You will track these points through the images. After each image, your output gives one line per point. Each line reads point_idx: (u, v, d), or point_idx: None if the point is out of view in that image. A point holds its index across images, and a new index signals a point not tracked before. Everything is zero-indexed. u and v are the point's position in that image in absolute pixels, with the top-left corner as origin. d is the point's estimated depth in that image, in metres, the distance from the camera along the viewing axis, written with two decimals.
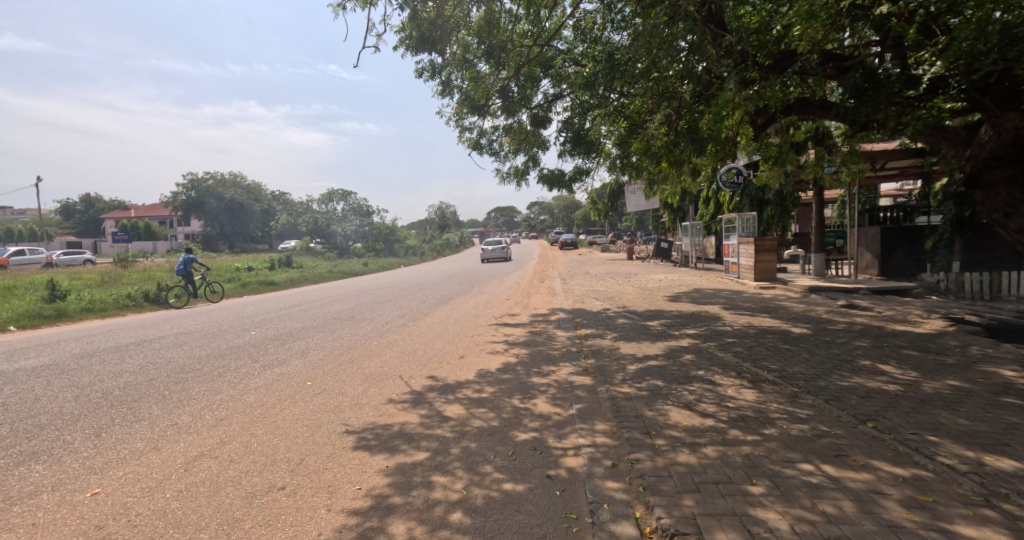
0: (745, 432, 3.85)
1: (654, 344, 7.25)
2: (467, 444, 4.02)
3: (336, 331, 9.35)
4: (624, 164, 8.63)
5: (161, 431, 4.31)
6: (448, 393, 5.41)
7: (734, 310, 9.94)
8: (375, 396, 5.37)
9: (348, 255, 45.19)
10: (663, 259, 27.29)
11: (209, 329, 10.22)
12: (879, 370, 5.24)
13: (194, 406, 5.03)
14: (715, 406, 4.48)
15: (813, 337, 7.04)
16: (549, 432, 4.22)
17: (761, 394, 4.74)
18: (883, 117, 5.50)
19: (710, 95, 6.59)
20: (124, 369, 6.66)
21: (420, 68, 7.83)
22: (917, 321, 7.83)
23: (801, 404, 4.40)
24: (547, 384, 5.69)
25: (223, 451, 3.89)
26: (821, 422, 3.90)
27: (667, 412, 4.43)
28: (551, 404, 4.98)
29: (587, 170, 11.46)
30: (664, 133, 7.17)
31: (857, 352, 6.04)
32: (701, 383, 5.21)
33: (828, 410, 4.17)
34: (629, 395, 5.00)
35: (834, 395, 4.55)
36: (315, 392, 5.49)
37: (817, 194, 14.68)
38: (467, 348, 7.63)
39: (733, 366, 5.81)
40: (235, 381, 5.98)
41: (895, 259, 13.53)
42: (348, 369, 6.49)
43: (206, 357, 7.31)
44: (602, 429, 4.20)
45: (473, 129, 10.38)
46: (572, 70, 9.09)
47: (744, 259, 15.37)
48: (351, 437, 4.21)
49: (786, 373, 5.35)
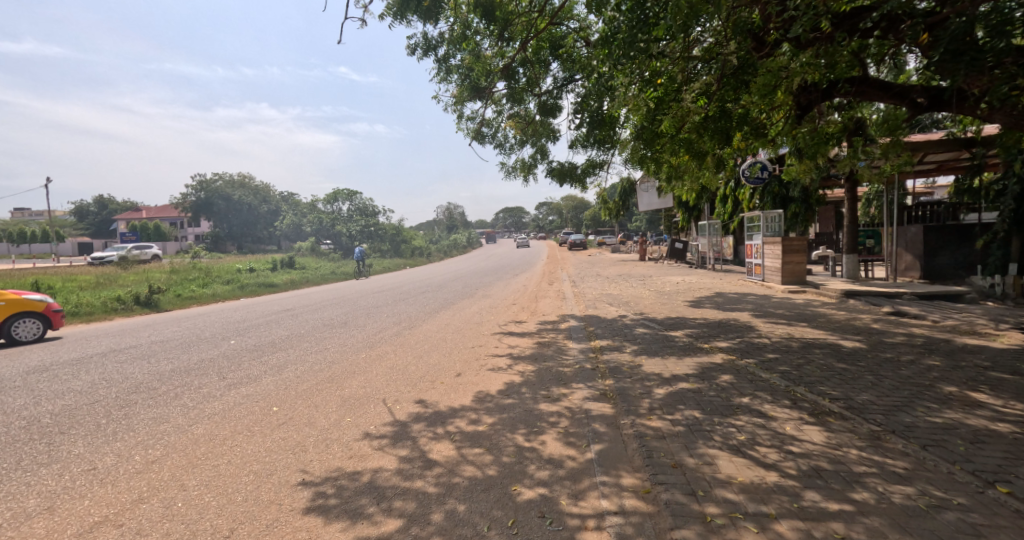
0: (828, 498, 2.84)
1: (682, 361, 6.21)
2: (454, 507, 3.04)
3: (323, 341, 8.43)
4: (647, 155, 7.62)
5: (68, 481, 3.35)
6: (437, 425, 4.45)
7: (767, 318, 8.87)
8: (348, 428, 4.42)
9: (354, 256, 44.12)
10: (678, 260, 26.15)
11: (189, 337, 9.33)
12: (974, 402, 4.18)
13: (127, 441, 4.09)
14: (777, 453, 3.47)
15: (871, 354, 5.97)
16: (561, 489, 3.23)
17: (831, 434, 3.71)
18: (986, 83, 4.49)
19: (758, 62, 5.82)
20: (70, 388, 5.77)
21: (411, 49, 6.85)
22: (989, 334, 6.73)
23: (890, 450, 3.38)
24: (557, 413, 4.71)
25: (135, 514, 2.93)
26: (931, 484, 2.88)
27: (714, 460, 3.42)
28: (563, 443, 3.99)
29: (600, 162, 10.47)
30: (701, 109, 6.30)
31: (933, 375, 4.98)
32: (750, 417, 4.20)
33: (933, 462, 3.14)
34: (660, 432, 4.00)
35: (930, 437, 3.52)
36: (277, 423, 4.55)
37: (848, 189, 13.54)
38: (465, 364, 6.66)
39: (784, 392, 4.78)
40: (189, 406, 5.05)
41: (940, 260, 12.43)
42: (326, 391, 5.55)
43: (169, 374, 6.41)
44: (631, 486, 3.21)
45: (474, 117, 9.42)
46: (586, 50, 8.11)
47: (769, 261, 14.24)
48: (306, 492, 3.25)
49: (854, 402, 4.33)
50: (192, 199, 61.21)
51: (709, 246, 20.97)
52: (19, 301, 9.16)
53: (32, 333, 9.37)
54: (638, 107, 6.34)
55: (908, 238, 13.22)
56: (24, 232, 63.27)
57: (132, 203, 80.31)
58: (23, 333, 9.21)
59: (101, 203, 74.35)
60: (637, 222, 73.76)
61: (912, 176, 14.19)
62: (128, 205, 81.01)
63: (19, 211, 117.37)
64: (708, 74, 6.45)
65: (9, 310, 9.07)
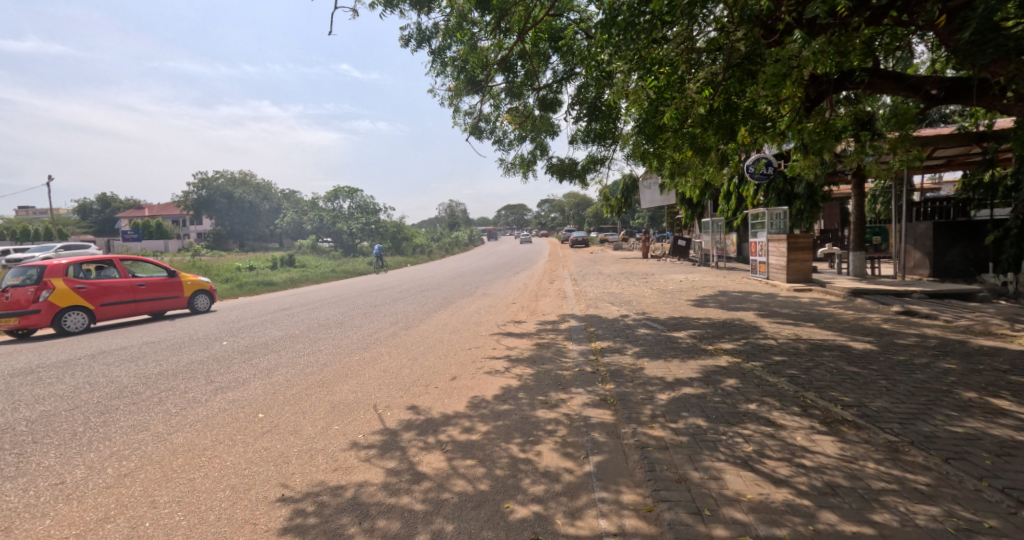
0: (846, 519, 2.61)
1: (685, 364, 5.97)
2: (441, 527, 2.83)
3: (317, 343, 8.23)
4: (650, 149, 7.39)
5: (31, 498, 3.14)
6: (428, 434, 4.23)
7: (773, 317, 8.63)
8: (334, 437, 4.21)
9: (354, 254, 43.86)
10: (681, 258, 25.86)
11: (181, 338, 9.14)
12: (996, 409, 3.95)
13: (102, 452, 3.88)
14: (788, 468, 3.24)
15: (883, 356, 5.72)
16: (556, 506, 3.01)
17: (845, 446, 3.47)
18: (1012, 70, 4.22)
19: (767, 49, 5.58)
20: (52, 392, 5.57)
21: (404, 41, 6.62)
22: (1005, 335, 6.47)
23: (910, 464, 3.15)
24: (555, 420, 4.49)
25: (100, 534, 2.72)
26: (958, 504, 2.65)
27: (721, 475, 3.20)
28: (560, 454, 3.77)
29: (601, 158, 10.21)
30: (706, 99, 6.07)
31: (950, 380, 4.74)
32: (758, 425, 3.98)
33: (957, 478, 2.91)
34: (663, 443, 3.78)
35: (951, 449, 3.29)
36: (261, 431, 4.34)
37: (855, 185, 13.24)
38: (460, 367, 6.45)
39: (793, 398, 4.55)
40: (172, 412, 4.84)
41: (949, 257, 12.17)
42: (316, 396, 5.34)
43: (156, 377, 6.21)
44: (632, 503, 2.99)
45: (471, 112, 9.18)
46: (587, 42, 7.86)
47: (774, 258, 13.97)
48: (284, 509, 3.04)
49: (868, 410, 4.09)
50: (194, 197, 61.19)
51: (713, 243, 20.68)
52: (199, 282, 12.80)
53: (204, 305, 13.11)
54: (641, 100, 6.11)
55: (916, 234, 12.83)
56: (27, 230, 63.28)
57: (136, 201, 80.60)
58: (199, 305, 12.95)
59: (104, 201, 74.45)
60: (640, 220, 73.44)
61: (921, 171, 13.89)
62: (130, 203, 81.09)
63: (23, 209, 117.94)
64: (713, 65, 6.22)
65: (192, 288, 12.76)
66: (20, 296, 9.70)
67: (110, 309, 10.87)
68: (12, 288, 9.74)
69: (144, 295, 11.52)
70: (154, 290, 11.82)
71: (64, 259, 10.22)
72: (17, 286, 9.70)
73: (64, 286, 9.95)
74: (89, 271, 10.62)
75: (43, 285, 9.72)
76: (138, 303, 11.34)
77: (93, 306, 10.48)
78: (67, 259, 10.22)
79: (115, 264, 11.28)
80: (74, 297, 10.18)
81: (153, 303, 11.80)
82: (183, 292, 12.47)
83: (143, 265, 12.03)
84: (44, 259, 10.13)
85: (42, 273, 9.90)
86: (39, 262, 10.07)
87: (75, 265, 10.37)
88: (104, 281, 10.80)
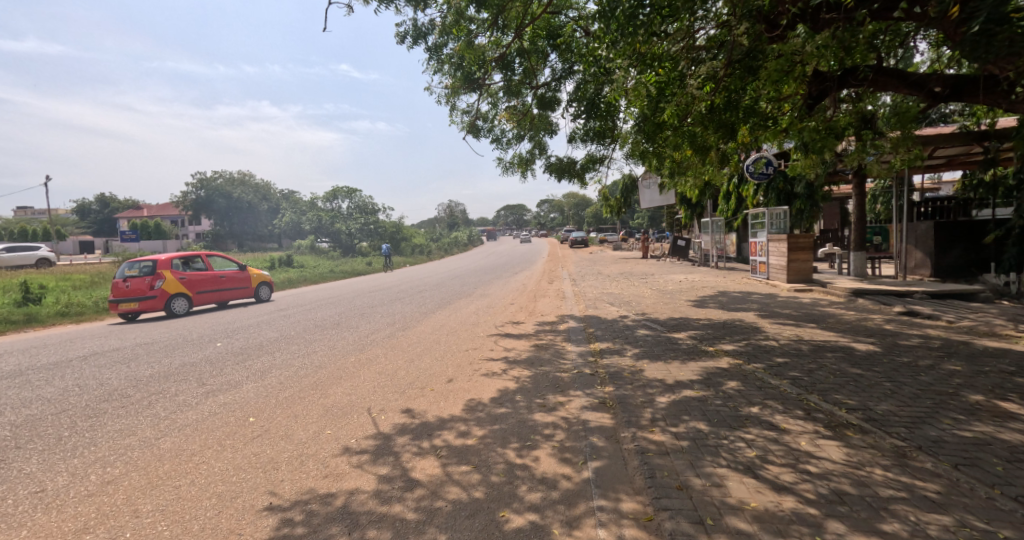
0: (854, 529, 2.50)
1: (686, 366, 5.87)
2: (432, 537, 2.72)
3: (312, 344, 8.12)
4: (649, 149, 7.32)
5: (8, 508, 3.02)
6: (422, 439, 4.13)
7: (774, 318, 8.54)
8: (326, 442, 4.10)
9: (352, 254, 43.70)
10: (681, 258, 25.78)
11: (175, 340, 9.02)
12: (1005, 413, 3.84)
13: (85, 458, 3.76)
14: (793, 474, 3.14)
15: (887, 358, 5.62)
16: (553, 515, 2.91)
17: (851, 451, 3.37)
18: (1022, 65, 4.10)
19: (769, 45, 5.49)
20: (40, 396, 5.46)
21: (400, 38, 6.51)
22: (1010, 335, 6.37)
23: (919, 470, 3.04)
24: (553, 424, 4.39)
25: None
26: (970, 514, 2.55)
27: (724, 482, 3.09)
28: (557, 459, 3.67)
29: (600, 157, 10.13)
30: (707, 96, 6.05)
31: (956, 382, 4.64)
32: (760, 429, 3.87)
33: (968, 485, 2.81)
34: (663, 448, 3.68)
35: (961, 454, 3.18)
36: (252, 436, 4.23)
37: (856, 184, 13.15)
38: (457, 368, 6.35)
39: (796, 401, 4.44)
40: (161, 416, 4.73)
41: (950, 258, 12.09)
42: (309, 399, 5.23)
43: (147, 379, 6.09)
44: (632, 512, 2.88)
45: (469, 110, 9.10)
46: (586, 39, 7.76)
47: (774, 258, 13.88)
48: (271, 518, 2.93)
49: (874, 413, 3.99)
50: (193, 198, 61.13)
51: (713, 243, 20.60)
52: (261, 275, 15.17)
53: (264, 294, 15.49)
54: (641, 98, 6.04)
55: (917, 234, 12.75)
56: (25, 230, 63.11)
57: (134, 202, 80.52)
58: (262, 294, 15.32)
59: (103, 202, 74.34)
60: (639, 221, 73.45)
61: (922, 171, 13.80)
62: (129, 204, 80.96)
63: (22, 209, 117.75)
64: (714, 63, 6.15)
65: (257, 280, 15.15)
66: (138, 284, 12.18)
67: (201, 296, 13.40)
68: (130, 279, 12.15)
69: (224, 285, 13.93)
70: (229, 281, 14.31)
71: (165, 255, 12.67)
72: (134, 276, 12.16)
73: (171, 276, 12.46)
74: (185, 265, 13.12)
75: (156, 276, 12.21)
76: (221, 291, 13.79)
77: (191, 292, 12.97)
78: (169, 255, 12.71)
79: (201, 259, 13.75)
80: (177, 284, 12.64)
81: (230, 293, 14.21)
82: (251, 283, 14.88)
83: (217, 260, 14.44)
84: (153, 255, 12.58)
85: (152, 267, 12.40)
86: (150, 258, 12.53)
87: (174, 260, 12.88)
88: (196, 273, 13.29)
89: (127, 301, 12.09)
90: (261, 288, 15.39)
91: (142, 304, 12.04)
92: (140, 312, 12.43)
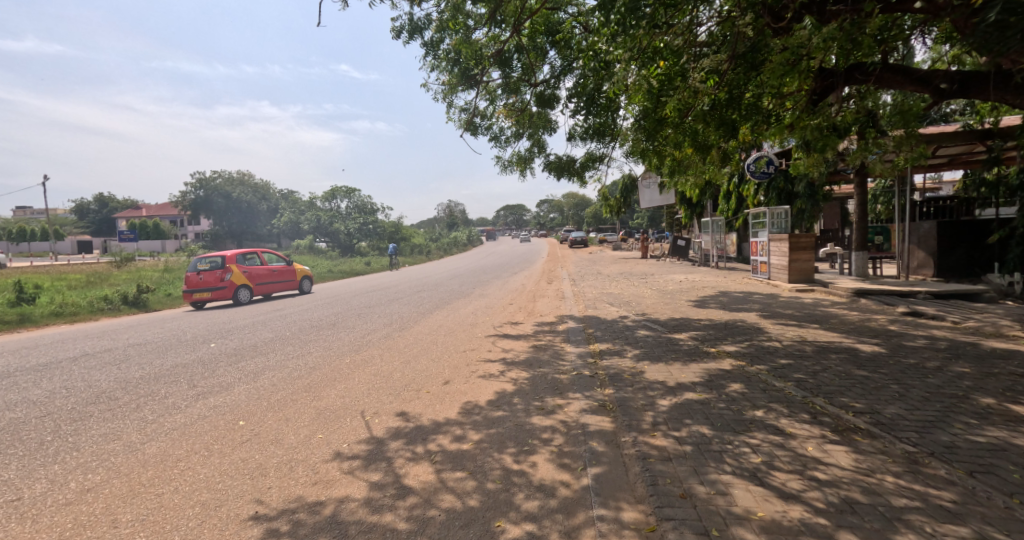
0: None
1: (687, 367, 5.75)
2: None
3: (308, 345, 7.99)
4: (649, 146, 7.20)
5: None
6: (417, 444, 4.00)
7: (776, 318, 8.42)
8: (317, 447, 3.97)
9: (351, 254, 43.54)
10: (681, 258, 25.67)
11: (169, 340, 8.89)
12: (1018, 417, 3.72)
13: (66, 464, 3.63)
14: (800, 481, 3.01)
15: (893, 359, 5.50)
16: (551, 525, 2.78)
17: (860, 457, 3.24)
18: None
19: (773, 38, 5.38)
20: (26, 398, 5.33)
21: (397, 33, 6.38)
22: (1018, 337, 6.25)
23: (933, 477, 2.92)
24: (551, 428, 4.26)
25: None
26: (989, 525, 2.42)
27: (729, 490, 2.96)
28: (556, 465, 3.54)
29: (600, 155, 10.01)
30: (711, 89, 6.03)
31: (965, 385, 4.51)
32: (765, 434, 3.75)
33: (985, 494, 2.68)
34: (665, 453, 3.55)
35: (976, 461, 3.06)
36: (241, 440, 4.09)
37: (857, 183, 13.05)
38: (454, 370, 6.22)
39: (801, 404, 4.32)
40: (149, 419, 4.60)
41: (952, 258, 11.98)
42: (302, 401, 5.11)
43: (137, 381, 5.96)
44: (633, 522, 2.75)
45: (467, 108, 8.97)
46: (585, 35, 7.64)
47: (775, 258, 13.77)
48: (256, 529, 2.81)
49: (883, 417, 3.87)
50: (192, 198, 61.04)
51: (713, 243, 20.47)
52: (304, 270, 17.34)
53: (306, 287, 17.57)
54: (643, 93, 5.93)
55: (920, 233, 12.65)
56: (24, 230, 62.99)
57: (133, 202, 80.45)
58: (305, 286, 17.43)
59: (102, 202, 74.24)
60: (639, 221, 73.38)
61: (924, 170, 13.68)
62: (129, 204, 80.92)
63: (22, 210, 117.76)
64: (716, 57, 6.05)
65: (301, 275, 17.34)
66: (210, 276, 14.39)
67: (260, 287, 15.65)
68: (204, 272, 14.37)
69: (277, 278, 16.17)
70: (280, 274, 16.53)
71: (230, 252, 14.91)
72: (206, 270, 14.36)
73: (237, 269, 14.66)
74: (246, 261, 15.36)
75: (224, 269, 14.42)
76: (274, 283, 16.00)
77: (252, 284, 15.21)
78: (233, 252, 14.93)
79: (257, 256, 16.00)
80: (241, 277, 14.85)
81: (281, 285, 16.42)
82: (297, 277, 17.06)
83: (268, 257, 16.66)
84: (221, 252, 14.82)
85: (221, 262, 14.64)
86: (218, 254, 14.77)
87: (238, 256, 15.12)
88: (255, 268, 15.53)
89: (200, 291, 14.25)
90: (305, 281, 17.55)
91: (215, 293, 14.21)
92: (210, 301, 14.60)
